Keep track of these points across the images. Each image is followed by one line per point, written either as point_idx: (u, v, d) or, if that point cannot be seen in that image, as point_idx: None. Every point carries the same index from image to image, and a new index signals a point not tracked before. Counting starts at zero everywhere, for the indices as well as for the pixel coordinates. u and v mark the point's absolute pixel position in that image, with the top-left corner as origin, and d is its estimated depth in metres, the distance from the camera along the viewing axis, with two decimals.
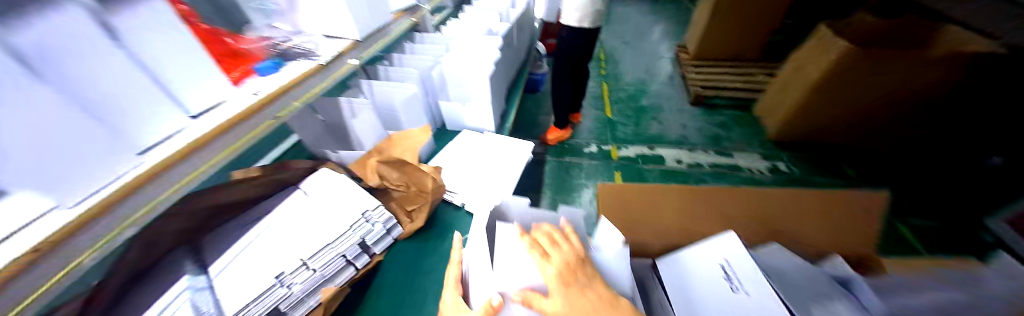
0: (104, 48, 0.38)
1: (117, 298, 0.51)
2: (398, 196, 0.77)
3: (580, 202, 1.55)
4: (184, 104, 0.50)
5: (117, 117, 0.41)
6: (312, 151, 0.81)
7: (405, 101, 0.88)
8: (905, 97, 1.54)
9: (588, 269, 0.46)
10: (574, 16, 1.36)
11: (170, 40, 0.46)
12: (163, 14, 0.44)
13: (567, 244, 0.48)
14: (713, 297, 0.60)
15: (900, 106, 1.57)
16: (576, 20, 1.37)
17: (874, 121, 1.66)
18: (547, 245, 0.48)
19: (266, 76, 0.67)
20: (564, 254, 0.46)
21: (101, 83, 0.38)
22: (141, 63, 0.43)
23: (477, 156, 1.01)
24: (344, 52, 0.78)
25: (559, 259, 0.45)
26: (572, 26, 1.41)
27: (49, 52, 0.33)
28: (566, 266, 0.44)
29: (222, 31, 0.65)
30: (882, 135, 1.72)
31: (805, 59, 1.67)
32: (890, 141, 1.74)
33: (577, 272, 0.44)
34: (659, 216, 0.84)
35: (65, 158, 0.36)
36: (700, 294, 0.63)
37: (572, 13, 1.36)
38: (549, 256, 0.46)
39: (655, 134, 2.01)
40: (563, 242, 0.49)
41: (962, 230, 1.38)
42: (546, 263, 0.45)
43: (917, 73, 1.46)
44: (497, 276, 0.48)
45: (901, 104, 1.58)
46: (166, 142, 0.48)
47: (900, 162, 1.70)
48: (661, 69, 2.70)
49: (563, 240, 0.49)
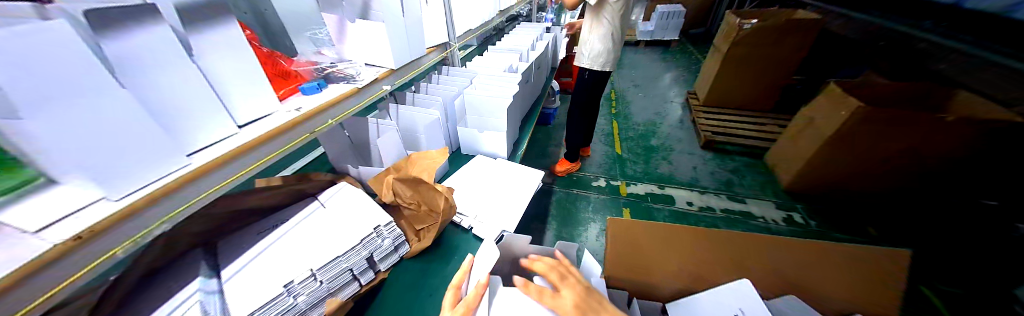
0: (180, 61, 0.44)
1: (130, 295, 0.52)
2: (409, 215, 0.79)
3: (586, 236, 1.52)
4: (234, 112, 0.53)
5: (176, 121, 0.45)
6: (335, 166, 0.87)
7: (427, 125, 0.93)
8: (923, 157, 1.51)
9: (593, 293, 0.56)
10: (594, 60, 1.47)
11: (240, 60, 0.52)
12: (234, 40, 0.51)
13: (571, 275, 0.58)
14: None
15: (917, 166, 1.55)
16: (590, 61, 1.47)
17: (891, 178, 1.63)
18: (556, 279, 0.57)
19: (310, 95, 0.71)
20: (572, 285, 0.55)
21: (171, 91, 0.43)
22: (207, 76, 0.48)
23: (488, 181, 1.03)
24: (379, 78, 0.82)
25: (570, 293, 0.54)
26: (588, 67, 1.50)
27: (131, 60, 0.39)
28: (577, 294, 0.54)
29: (278, 55, 0.71)
30: (901, 193, 1.68)
31: (818, 112, 1.69)
32: (910, 199, 1.69)
33: (587, 299, 0.54)
34: (668, 262, 0.82)
35: (122, 152, 0.39)
36: None
37: (595, 58, 1.46)
38: (560, 292, 0.54)
39: (665, 174, 2.01)
40: (567, 274, 0.58)
41: (994, 302, 1.29)
42: (560, 299, 0.53)
43: (936, 135, 1.43)
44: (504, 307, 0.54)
45: (921, 164, 1.54)
46: (215, 145, 0.51)
47: (922, 222, 1.63)
48: (671, 112, 2.77)
49: (561, 272, 0.58)
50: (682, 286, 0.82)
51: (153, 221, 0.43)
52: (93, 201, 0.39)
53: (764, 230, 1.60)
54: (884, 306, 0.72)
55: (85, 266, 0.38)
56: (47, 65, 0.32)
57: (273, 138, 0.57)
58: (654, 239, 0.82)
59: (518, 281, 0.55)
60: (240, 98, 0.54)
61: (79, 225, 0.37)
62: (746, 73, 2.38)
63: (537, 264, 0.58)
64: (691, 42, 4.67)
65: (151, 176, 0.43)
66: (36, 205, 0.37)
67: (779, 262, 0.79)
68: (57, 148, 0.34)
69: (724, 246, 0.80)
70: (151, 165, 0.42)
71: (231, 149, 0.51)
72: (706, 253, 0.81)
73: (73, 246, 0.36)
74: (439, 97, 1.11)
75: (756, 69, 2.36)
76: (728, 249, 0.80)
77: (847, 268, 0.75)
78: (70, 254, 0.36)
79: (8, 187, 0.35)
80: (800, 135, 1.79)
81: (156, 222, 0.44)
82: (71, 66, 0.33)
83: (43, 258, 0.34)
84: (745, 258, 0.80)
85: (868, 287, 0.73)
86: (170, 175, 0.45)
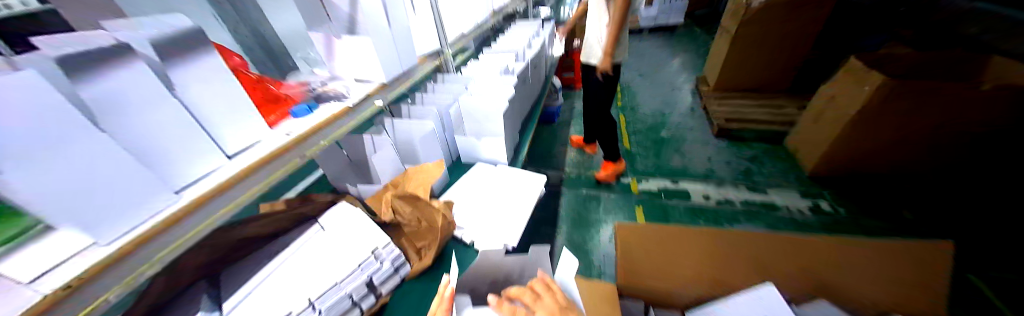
0: (166, 97, 0.43)
1: None
2: (408, 232, 0.79)
3: (597, 239, 1.48)
4: (222, 142, 0.53)
5: (160, 159, 0.44)
6: (336, 186, 0.87)
7: (423, 138, 0.92)
8: (958, 133, 1.39)
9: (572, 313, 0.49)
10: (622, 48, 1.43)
11: (226, 90, 0.51)
12: (210, 71, 0.49)
13: (545, 293, 0.51)
14: None
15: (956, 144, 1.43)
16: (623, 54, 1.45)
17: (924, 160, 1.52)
18: (530, 302, 0.50)
19: (299, 120, 0.69)
20: (546, 304, 0.49)
21: (155, 129, 0.43)
22: (191, 107, 0.48)
23: (490, 189, 1.02)
24: (371, 94, 0.81)
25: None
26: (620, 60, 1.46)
27: (104, 103, 0.38)
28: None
29: (267, 79, 0.72)
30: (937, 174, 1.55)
31: (840, 89, 1.59)
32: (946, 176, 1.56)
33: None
34: (683, 264, 0.78)
35: (103, 196, 0.38)
36: None
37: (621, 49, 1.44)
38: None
39: (677, 167, 1.93)
40: (540, 293, 0.52)
41: None
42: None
43: (969, 109, 1.32)
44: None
45: (958, 142, 1.42)
46: (203, 179, 0.50)
47: (961, 204, 1.52)
48: (680, 100, 2.68)
49: (535, 287, 0.53)
50: (704, 292, 0.75)
51: None
52: (88, 246, 0.39)
53: (788, 223, 1.52)
54: (925, 308, 0.66)
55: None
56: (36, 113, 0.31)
57: (266, 163, 0.56)
58: (663, 241, 0.80)
59: (491, 302, 0.49)
60: (225, 129, 0.53)
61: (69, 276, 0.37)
62: (754, 55, 2.28)
63: (511, 286, 0.53)
64: (698, 25, 4.49)
65: (136, 219, 0.42)
66: (31, 255, 0.38)
67: (806, 262, 0.73)
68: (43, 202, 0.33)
69: (739, 244, 0.77)
70: (139, 208, 0.42)
71: (219, 182, 0.50)
72: (723, 253, 0.77)
73: (65, 295, 0.36)
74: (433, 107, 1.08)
75: (768, 49, 2.25)
76: (744, 248, 0.77)
77: (881, 267, 0.70)
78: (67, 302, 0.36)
79: (8, 236, 0.39)
80: (821, 116, 1.69)
81: None
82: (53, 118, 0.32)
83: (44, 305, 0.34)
84: (766, 259, 0.75)
85: (907, 288, 0.67)
86: (161, 213, 0.44)
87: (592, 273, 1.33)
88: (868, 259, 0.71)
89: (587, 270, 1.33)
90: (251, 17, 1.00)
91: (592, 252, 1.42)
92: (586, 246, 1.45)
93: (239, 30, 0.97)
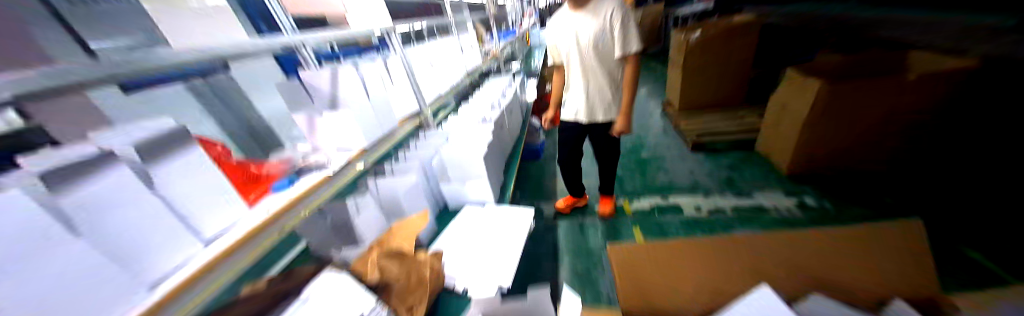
0: (144, 194, 0.46)
1: None
2: (398, 290, 0.75)
3: (604, 265, 1.43)
4: (198, 228, 0.54)
5: (135, 257, 0.45)
6: (319, 254, 0.85)
7: (405, 190, 1.02)
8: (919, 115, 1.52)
9: None
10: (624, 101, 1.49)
11: (208, 179, 0.55)
12: (194, 162, 0.54)
13: None
14: None
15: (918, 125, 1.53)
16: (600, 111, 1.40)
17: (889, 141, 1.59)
18: None
19: (281, 193, 0.75)
20: None
21: (133, 227, 0.45)
22: (169, 200, 0.50)
23: (482, 232, 1.07)
24: (351, 160, 0.88)
25: None
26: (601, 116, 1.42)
27: (81, 211, 0.40)
28: None
29: (249, 163, 0.76)
30: (911, 162, 1.63)
31: (787, 100, 1.79)
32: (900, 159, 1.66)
33: None
34: (681, 274, 0.76)
35: (68, 305, 0.37)
36: None
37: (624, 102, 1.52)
38: None
39: (665, 184, 1.97)
40: None
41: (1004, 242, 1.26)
42: None
43: (901, 94, 1.47)
44: None
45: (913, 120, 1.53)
46: (174, 272, 0.49)
47: (910, 184, 1.64)
48: (653, 123, 2.85)
49: None
50: (708, 303, 0.74)
51: None
52: None
53: (781, 222, 1.53)
54: (926, 281, 0.68)
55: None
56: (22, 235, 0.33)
57: (229, 255, 0.56)
58: (673, 263, 0.77)
59: None
60: (202, 216, 0.55)
61: None
62: (705, 79, 2.51)
63: None
64: (654, 55, 5.01)
65: None
66: None
67: (804, 259, 0.74)
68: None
69: (739, 253, 0.77)
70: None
71: (191, 273, 0.51)
72: (725, 263, 0.76)
73: None
74: (411, 174, 1.08)
75: (717, 72, 2.50)
76: (749, 254, 0.77)
77: (847, 250, 0.73)
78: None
79: None
80: (779, 123, 1.87)
81: None
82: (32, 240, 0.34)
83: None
84: (762, 261, 0.76)
85: (893, 263, 0.70)
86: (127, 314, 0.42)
87: (602, 302, 1.26)
88: (868, 252, 0.72)
89: (596, 299, 1.27)
90: (233, 102, 0.95)
91: (598, 285, 1.34)
92: (589, 275, 1.39)
93: (222, 117, 0.92)
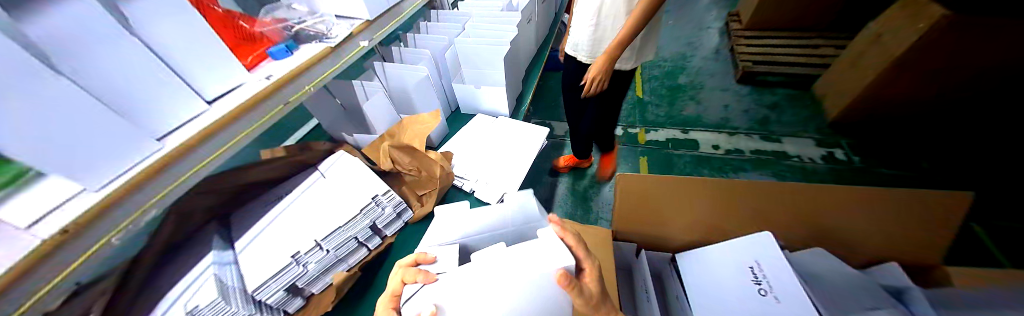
0: (123, 35, 0.42)
1: (143, 283, 0.61)
2: (410, 181, 0.85)
3: (601, 187, 1.45)
4: (199, 87, 0.55)
5: (134, 103, 0.45)
6: (331, 133, 0.90)
7: (416, 83, 0.94)
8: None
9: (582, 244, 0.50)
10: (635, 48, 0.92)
11: (185, 27, 0.49)
12: (176, 8, 0.47)
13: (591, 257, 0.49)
14: (721, 296, 0.60)
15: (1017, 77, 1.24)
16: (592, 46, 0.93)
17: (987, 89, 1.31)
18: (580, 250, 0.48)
19: (280, 60, 0.72)
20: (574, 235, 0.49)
21: (119, 71, 0.43)
22: (154, 46, 0.47)
23: (491, 141, 1.06)
24: (354, 34, 0.82)
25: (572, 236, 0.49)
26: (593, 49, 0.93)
27: (51, 41, 0.36)
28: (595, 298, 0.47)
29: (237, 15, 0.70)
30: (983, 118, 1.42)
31: (886, 25, 1.40)
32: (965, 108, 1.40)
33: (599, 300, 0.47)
34: (685, 209, 0.74)
35: (88, 150, 0.41)
36: (723, 285, 0.62)
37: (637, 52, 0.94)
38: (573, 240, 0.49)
39: (691, 116, 1.83)
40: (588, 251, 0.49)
41: None
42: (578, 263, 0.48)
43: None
44: (442, 287, 0.45)
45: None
46: (183, 127, 0.53)
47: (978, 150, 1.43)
48: (704, 42, 2.43)
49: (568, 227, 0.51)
50: (698, 237, 0.77)
51: (138, 206, 0.46)
52: (77, 192, 0.43)
53: (797, 171, 1.46)
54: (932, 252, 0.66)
55: (79, 256, 0.42)
56: (12, 69, 0.32)
57: (240, 117, 0.58)
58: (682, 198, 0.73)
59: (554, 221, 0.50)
60: (202, 76, 0.54)
61: (60, 223, 0.40)
62: None
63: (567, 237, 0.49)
64: None
65: (125, 163, 0.45)
66: (28, 198, 0.40)
67: (825, 216, 0.69)
68: (43, 159, 0.37)
69: (760, 200, 0.70)
70: (118, 154, 0.44)
71: (196, 133, 0.52)
72: (739, 207, 0.71)
73: (62, 239, 0.39)
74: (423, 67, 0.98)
75: None
76: (769, 203, 0.70)
77: (882, 215, 0.66)
78: (63, 246, 0.40)
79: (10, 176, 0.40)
80: (861, 57, 1.48)
81: (141, 209, 0.47)
82: (15, 65, 0.32)
83: (24, 261, 0.37)
84: (775, 209, 0.70)
85: (914, 232, 0.65)
86: (148, 159, 0.48)
87: (591, 218, 1.33)
88: (900, 221, 0.65)
89: (586, 215, 1.33)
90: None
91: (592, 204, 1.39)
92: (585, 193, 1.43)
93: None
